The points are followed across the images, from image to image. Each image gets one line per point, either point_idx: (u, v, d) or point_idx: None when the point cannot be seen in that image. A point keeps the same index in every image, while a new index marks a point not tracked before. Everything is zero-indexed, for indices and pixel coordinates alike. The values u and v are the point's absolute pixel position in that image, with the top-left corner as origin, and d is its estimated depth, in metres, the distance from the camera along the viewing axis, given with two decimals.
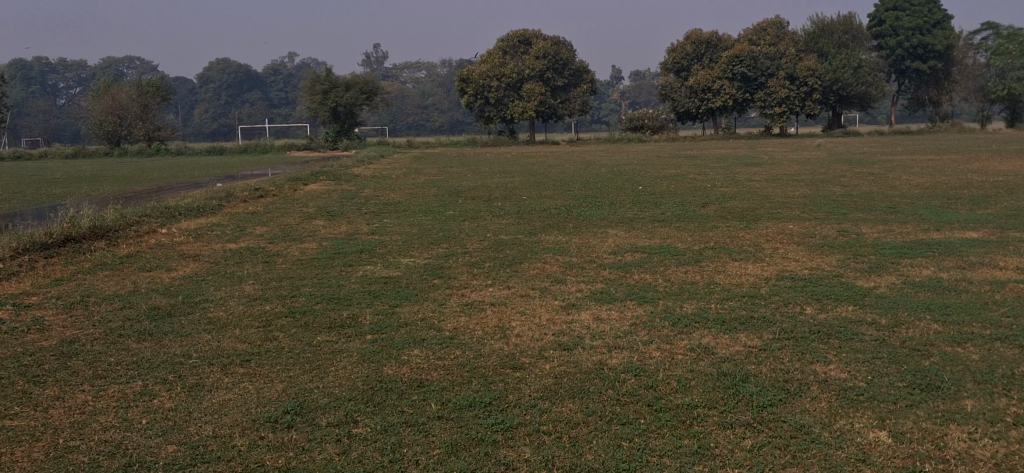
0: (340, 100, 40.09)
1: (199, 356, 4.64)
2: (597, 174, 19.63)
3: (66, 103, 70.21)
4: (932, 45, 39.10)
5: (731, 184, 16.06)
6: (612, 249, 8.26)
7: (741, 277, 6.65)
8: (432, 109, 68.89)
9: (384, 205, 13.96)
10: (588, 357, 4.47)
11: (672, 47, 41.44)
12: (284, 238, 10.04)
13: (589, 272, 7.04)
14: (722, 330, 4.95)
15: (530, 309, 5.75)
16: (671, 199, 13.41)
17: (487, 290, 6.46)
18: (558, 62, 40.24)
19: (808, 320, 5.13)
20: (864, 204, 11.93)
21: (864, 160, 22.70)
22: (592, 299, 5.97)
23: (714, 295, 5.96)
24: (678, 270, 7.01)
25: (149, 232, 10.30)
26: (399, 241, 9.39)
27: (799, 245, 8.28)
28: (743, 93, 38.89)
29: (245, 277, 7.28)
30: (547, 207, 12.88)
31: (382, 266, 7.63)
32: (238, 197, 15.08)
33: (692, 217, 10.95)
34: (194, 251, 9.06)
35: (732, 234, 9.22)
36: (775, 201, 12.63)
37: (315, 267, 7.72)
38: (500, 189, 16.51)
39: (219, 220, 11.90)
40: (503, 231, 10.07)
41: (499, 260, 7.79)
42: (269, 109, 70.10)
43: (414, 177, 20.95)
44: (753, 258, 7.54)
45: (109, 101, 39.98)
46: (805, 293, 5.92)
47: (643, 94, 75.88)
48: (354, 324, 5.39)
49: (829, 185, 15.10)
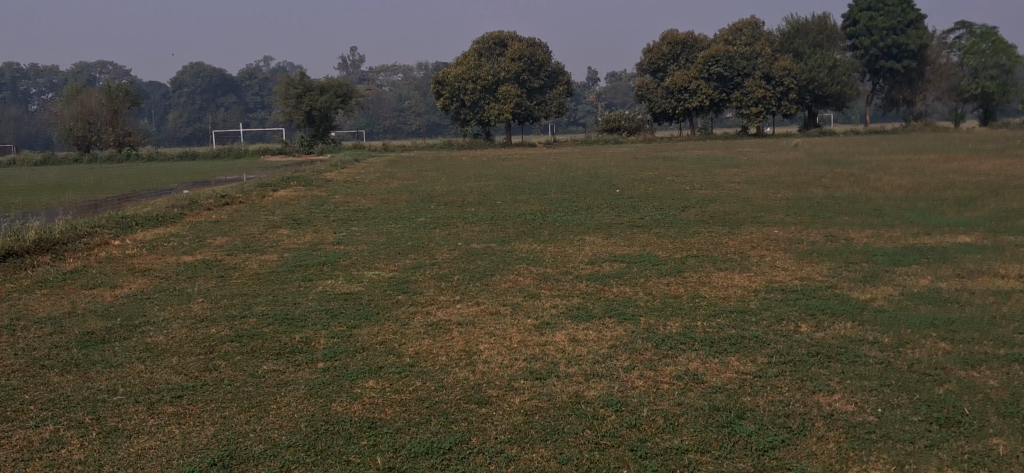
0: (315, 104, 39.32)
1: (126, 392, 4.13)
2: (574, 177, 19.20)
3: (37, 109, 69.14)
4: (906, 45, 38.90)
5: (711, 186, 15.67)
6: (589, 259, 7.78)
7: (727, 289, 6.19)
8: (408, 112, 68.31)
9: (354, 212, 13.47)
10: (563, 387, 3.99)
11: (647, 48, 41.09)
12: (244, 249, 9.50)
13: (566, 285, 6.55)
14: (711, 353, 4.48)
15: (500, 329, 5.26)
16: (650, 203, 12.96)
17: (454, 306, 5.97)
18: (533, 64, 39.74)
19: (805, 340, 4.68)
20: (848, 206, 11.54)
21: (842, 160, 22.35)
22: (567, 317, 5.50)
23: (702, 312, 5.49)
24: (660, 281, 6.55)
25: (100, 244, 9.76)
26: (364, 252, 8.89)
27: (786, 252, 7.84)
28: (720, 93, 38.47)
29: (195, 294, 6.76)
30: (521, 212, 12.42)
31: (344, 280, 7.10)
32: (202, 205, 14.51)
33: (672, 221, 10.52)
34: (145, 265, 8.52)
35: (715, 240, 8.77)
36: (757, 204, 12.23)
37: (271, 282, 7.19)
38: (473, 194, 16.02)
39: (178, 230, 11.35)
40: (475, 239, 9.57)
41: (469, 272, 7.29)
42: (243, 113, 69.28)
43: (388, 181, 20.40)
44: (739, 267, 7.09)
45: (78, 106, 39.17)
46: (799, 308, 5.47)
47: (619, 95, 75.69)
48: (307, 350, 4.89)
49: (811, 187, 14.72)
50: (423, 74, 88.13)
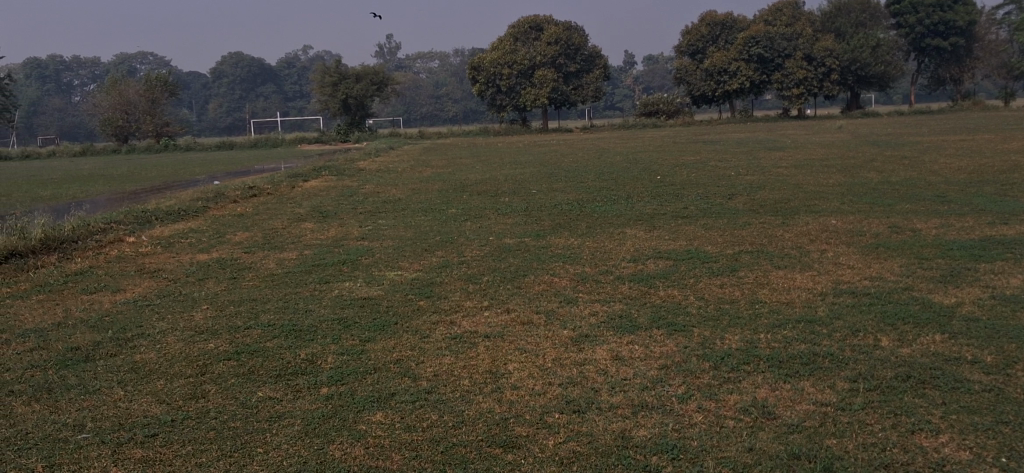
0: (350, 92, 38.83)
1: (93, 430, 3.56)
2: (612, 163, 18.55)
3: (78, 101, 69.58)
4: (954, 22, 37.49)
5: (757, 170, 14.91)
6: (632, 255, 7.09)
7: (789, 293, 5.48)
8: (444, 99, 67.84)
9: (383, 204, 12.89)
10: (606, 424, 3.34)
11: (685, 29, 39.99)
12: (264, 246, 8.94)
13: (605, 287, 5.87)
14: (780, 377, 3.81)
15: (531, 344, 4.61)
16: (693, 190, 12.22)
17: (480, 315, 5.31)
18: (569, 47, 38.73)
19: (889, 359, 3.99)
20: (909, 192, 10.72)
21: (893, 141, 21.48)
22: (610, 329, 4.82)
23: (764, 321, 4.80)
24: (713, 283, 5.85)
25: (113, 242, 9.26)
26: (389, 248, 8.28)
27: (850, 246, 7.11)
28: (760, 75, 37.40)
29: (199, 300, 6.19)
30: (557, 201, 11.77)
31: (362, 283, 6.47)
32: (228, 197, 14.00)
33: (719, 211, 9.81)
34: (155, 265, 7.97)
35: (768, 232, 8.04)
36: (809, 190, 11.50)
37: (284, 285, 6.59)
38: (508, 182, 15.42)
39: (197, 225, 10.82)
40: (507, 233, 8.91)
41: (500, 273, 6.61)
42: (281, 101, 69.11)
43: (421, 169, 19.86)
44: (800, 265, 6.33)
45: (116, 97, 39.08)
46: (874, 316, 4.77)
47: (657, 79, 74.66)
48: (310, 371, 4.27)
49: (864, 171, 13.91)
50: (457, 60, 87.45)
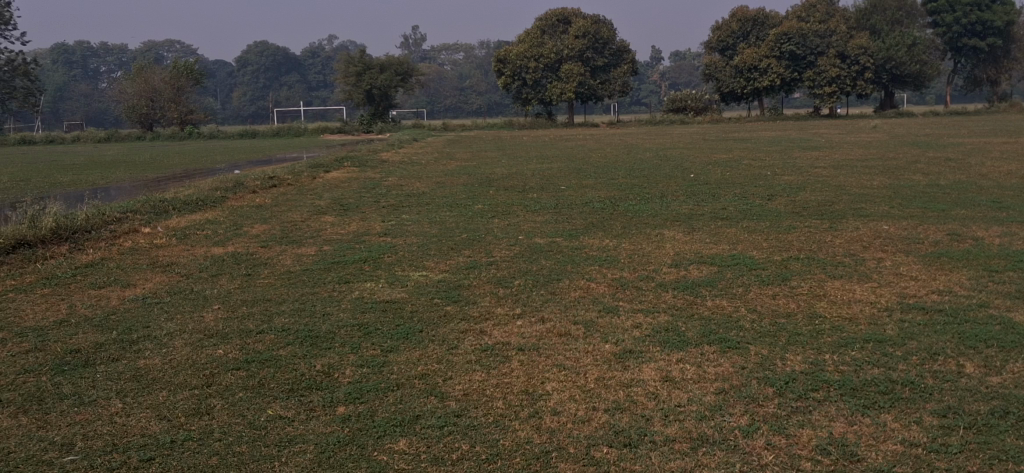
0: (375, 82, 38.48)
1: (82, 450, 3.16)
2: (641, 159, 18.09)
3: (105, 87, 69.65)
4: (992, 22, 36.63)
5: (794, 170, 14.43)
6: (672, 260, 6.64)
7: (851, 306, 5.04)
8: (470, 91, 67.48)
9: (408, 197, 12.51)
10: (662, 463, 2.92)
11: (715, 25, 39.35)
12: (282, 240, 8.55)
13: (647, 296, 5.43)
14: (856, 410, 3.37)
15: (571, 359, 4.17)
16: (730, 190, 11.78)
17: (513, 324, 4.89)
18: (598, 41, 38.11)
19: (978, 391, 3.56)
20: (960, 197, 10.23)
21: (931, 142, 20.93)
22: (657, 343, 4.38)
23: (827, 340, 4.35)
24: (765, 293, 5.40)
25: (127, 232, 8.90)
26: (414, 245, 7.87)
27: (908, 255, 6.64)
28: (791, 72, 36.81)
29: (212, 298, 5.80)
30: (587, 198, 11.35)
31: (385, 283, 6.07)
32: (248, 187, 13.65)
33: (760, 212, 9.37)
34: (168, 258, 7.60)
35: (816, 237, 7.57)
36: (853, 192, 11.03)
37: (303, 284, 6.19)
38: (536, 177, 15.03)
39: (215, 216, 10.45)
40: (539, 231, 8.49)
41: (532, 276, 6.19)
42: (307, 91, 68.96)
43: (445, 162, 19.49)
44: (859, 275, 5.88)
45: (141, 83, 38.87)
46: (950, 337, 4.32)
47: (684, 75, 73.98)
48: (326, 385, 3.86)
49: (907, 173, 13.40)
50: (483, 53, 87.06)
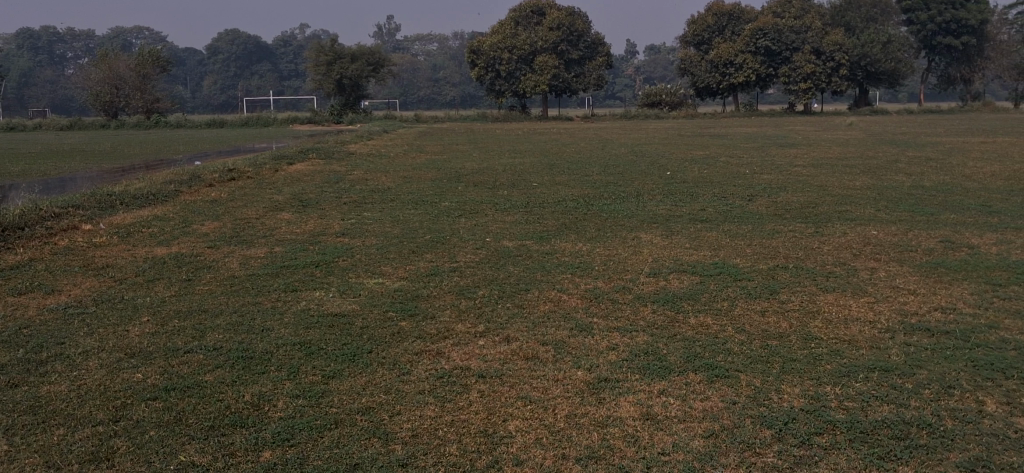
0: (345, 72, 37.74)
1: None
2: (616, 154, 17.62)
3: (71, 73, 68.21)
4: (966, 21, 36.53)
5: (774, 168, 14.00)
6: (651, 269, 6.12)
7: (851, 326, 4.54)
8: (443, 82, 66.76)
9: (372, 192, 11.95)
10: None
11: (691, 19, 38.89)
12: (232, 240, 7.96)
13: (624, 311, 4.93)
14: (870, 464, 2.89)
15: (537, 390, 3.66)
16: (708, 189, 11.32)
17: (474, 344, 4.35)
18: (572, 33, 37.64)
19: (1006, 437, 3.09)
20: (947, 199, 9.82)
21: (909, 141, 20.63)
22: (636, 371, 3.87)
23: (826, 369, 3.86)
24: (753, 309, 4.90)
25: (65, 230, 8.27)
26: (373, 248, 7.31)
27: (903, 265, 6.18)
28: (766, 68, 36.48)
29: (142, 308, 5.21)
30: (560, 196, 10.85)
31: (336, 292, 5.52)
32: (205, 180, 13.00)
33: (741, 214, 8.89)
34: (104, 260, 7.00)
35: (802, 243, 7.10)
36: (836, 193, 10.60)
37: (244, 292, 5.62)
38: (507, 172, 14.50)
39: (164, 212, 9.83)
40: (507, 233, 7.98)
41: (498, 285, 5.66)
42: (279, 80, 67.95)
43: (414, 155, 18.91)
44: (853, 289, 5.40)
45: (105, 70, 37.83)
46: (963, 366, 3.84)
47: (658, 69, 73.59)
48: (252, 422, 3.31)
49: (889, 173, 13.01)
50: (457, 44, 86.35)
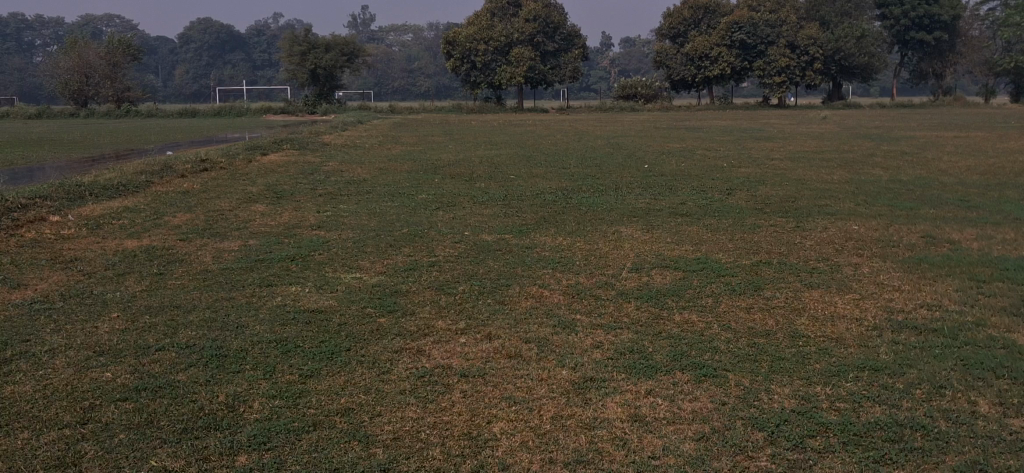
0: (320, 62, 37.41)
1: None
2: (592, 147, 17.55)
3: (40, 60, 67.25)
4: (938, 16, 36.76)
5: (751, 162, 13.98)
6: (633, 263, 6.04)
7: (837, 324, 4.48)
8: (418, 73, 66.44)
9: (348, 184, 11.80)
10: None
11: (667, 12, 38.88)
12: (204, 233, 7.80)
13: (607, 307, 4.83)
14: (865, 467, 2.83)
15: (522, 390, 3.56)
16: (687, 182, 11.25)
17: (455, 342, 4.24)
18: (548, 25, 37.55)
19: (1001, 439, 3.02)
20: (926, 194, 9.80)
21: (883, 135, 20.71)
22: (622, 370, 3.77)
23: (816, 368, 3.79)
24: (738, 306, 4.83)
25: (31, 222, 8.07)
26: (349, 242, 7.18)
27: (886, 260, 6.14)
28: (741, 61, 36.57)
29: (112, 304, 5.06)
30: (538, 189, 10.76)
31: (313, 287, 5.40)
32: (176, 170, 12.78)
33: (722, 209, 8.83)
34: (72, 252, 6.82)
35: (784, 238, 7.05)
36: (814, 187, 10.57)
37: (218, 287, 5.47)
38: (484, 164, 14.38)
39: (135, 203, 9.64)
40: (486, 226, 7.86)
41: (478, 280, 5.56)
42: (252, 70, 67.35)
43: (389, 146, 18.74)
44: (837, 285, 5.34)
45: (75, 58, 37.27)
46: (954, 365, 3.78)
47: (633, 62, 73.63)
48: (226, 424, 3.19)
49: (865, 166, 13.01)
50: (433, 35, 85.94)
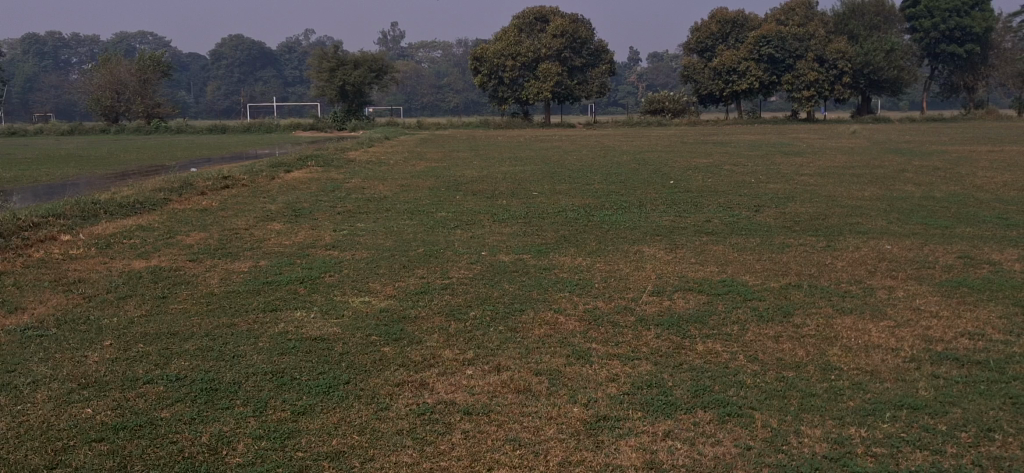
0: (348, 78, 37.44)
1: None
2: (619, 162, 17.26)
3: (75, 77, 67.99)
4: (970, 28, 35.86)
5: (780, 178, 13.61)
6: (655, 286, 5.75)
7: (873, 355, 4.16)
8: (447, 89, 66.51)
9: (367, 201, 11.60)
10: None
11: (695, 26, 38.55)
12: (216, 253, 7.60)
13: (626, 336, 4.54)
14: None
15: (528, 431, 3.28)
16: (714, 199, 10.94)
17: (461, 375, 3.97)
18: (575, 41, 37.30)
19: None
20: (962, 212, 9.41)
21: (916, 150, 20.23)
22: (639, 408, 3.49)
23: (849, 406, 3.48)
24: (766, 335, 4.52)
25: (42, 241, 7.93)
26: (362, 262, 6.94)
27: (922, 283, 5.80)
28: (770, 75, 36.11)
29: (107, 331, 4.84)
30: (560, 206, 10.49)
31: (318, 313, 5.15)
32: (197, 187, 12.64)
33: (750, 227, 8.52)
34: (78, 274, 6.63)
35: (814, 259, 6.73)
36: (845, 204, 10.22)
37: (219, 313, 5.24)
38: (507, 181, 14.14)
39: (150, 221, 9.49)
40: (504, 247, 7.60)
41: (491, 305, 5.29)
42: (283, 87, 67.71)
43: (415, 163, 18.56)
44: (872, 311, 5.01)
45: (107, 75, 37.55)
46: (1001, 405, 3.46)
47: (662, 76, 73.25)
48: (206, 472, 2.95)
49: (899, 183, 12.61)
50: (461, 51, 86.05)
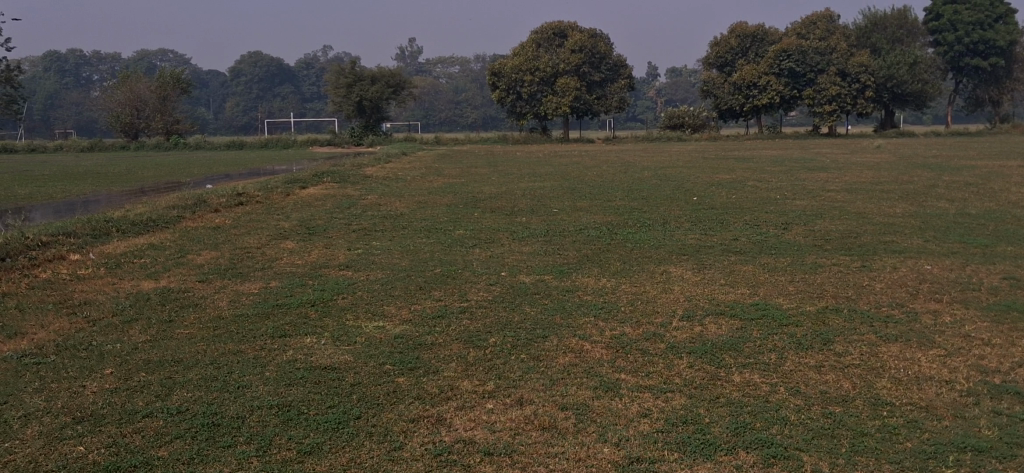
0: (365, 94, 37.33)
1: None
2: (639, 178, 16.98)
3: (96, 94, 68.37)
4: (994, 41, 35.41)
5: (806, 194, 13.27)
6: (685, 310, 5.46)
7: (925, 387, 3.86)
8: (465, 105, 66.37)
9: (383, 219, 11.36)
10: None
11: (714, 40, 38.25)
12: (226, 272, 7.36)
13: (658, 365, 4.25)
14: None
15: None
16: (739, 216, 10.63)
17: (480, 409, 3.69)
18: (594, 55, 37.07)
19: None
20: (999, 230, 9.05)
21: (942, 165, 19.81)
22: (675, 448, 3.20)
23: (907, 448, 3.17)
24: (806, 364, 4.21)
25: (50, 260, 7.71)
26: (376, 283, 6.67)
27: (967, 307, 5.48)
28: (791, 90, 35.75)
29: (107, 357, 4.60)
30: (581, 224, 10.20)
31: (330, 338, 4.89)
32: (211, 205, 12.44)
33: (778, 246, 8.21)
34: (83, 295, 6.41)
35: (850, 280, 6.41)
36: (877, 222, 9.88)
37: (225, 338, 4.98)
38: (525, 197, 13.87)
39: (161, 240, 9.27)
40: (525, 266, 7.32)
41: (511, 331, 5.01)
42: (301, 103, 67.84)
43: (432, 179, 18.34)
44: (917, 338, 4.69)
45: (126, 92, 37.61)
46: None
47: (681, 91, 72.91)
48: None
49: (929, 199, 12.25)
50: (479, 67, 86.03)
